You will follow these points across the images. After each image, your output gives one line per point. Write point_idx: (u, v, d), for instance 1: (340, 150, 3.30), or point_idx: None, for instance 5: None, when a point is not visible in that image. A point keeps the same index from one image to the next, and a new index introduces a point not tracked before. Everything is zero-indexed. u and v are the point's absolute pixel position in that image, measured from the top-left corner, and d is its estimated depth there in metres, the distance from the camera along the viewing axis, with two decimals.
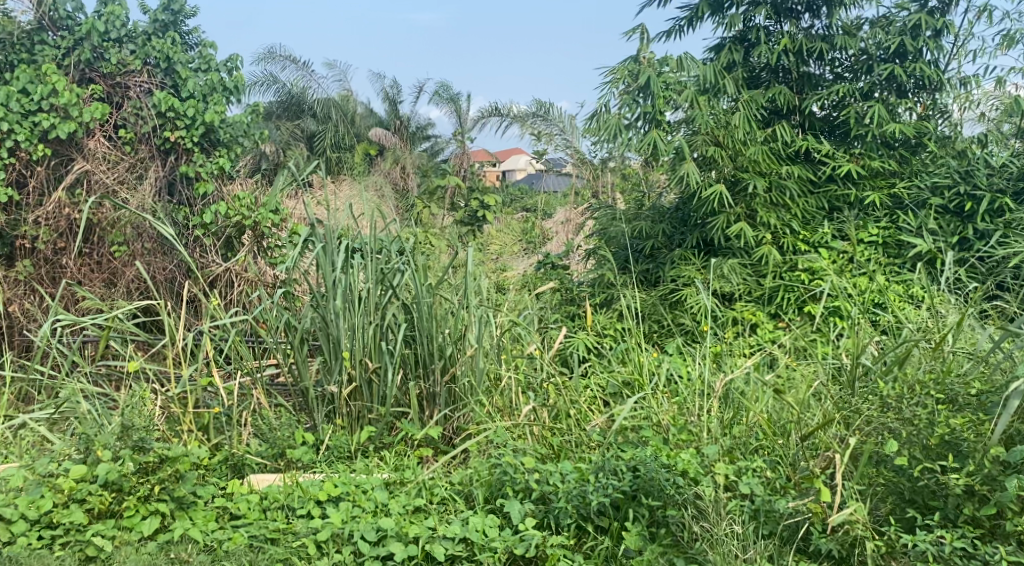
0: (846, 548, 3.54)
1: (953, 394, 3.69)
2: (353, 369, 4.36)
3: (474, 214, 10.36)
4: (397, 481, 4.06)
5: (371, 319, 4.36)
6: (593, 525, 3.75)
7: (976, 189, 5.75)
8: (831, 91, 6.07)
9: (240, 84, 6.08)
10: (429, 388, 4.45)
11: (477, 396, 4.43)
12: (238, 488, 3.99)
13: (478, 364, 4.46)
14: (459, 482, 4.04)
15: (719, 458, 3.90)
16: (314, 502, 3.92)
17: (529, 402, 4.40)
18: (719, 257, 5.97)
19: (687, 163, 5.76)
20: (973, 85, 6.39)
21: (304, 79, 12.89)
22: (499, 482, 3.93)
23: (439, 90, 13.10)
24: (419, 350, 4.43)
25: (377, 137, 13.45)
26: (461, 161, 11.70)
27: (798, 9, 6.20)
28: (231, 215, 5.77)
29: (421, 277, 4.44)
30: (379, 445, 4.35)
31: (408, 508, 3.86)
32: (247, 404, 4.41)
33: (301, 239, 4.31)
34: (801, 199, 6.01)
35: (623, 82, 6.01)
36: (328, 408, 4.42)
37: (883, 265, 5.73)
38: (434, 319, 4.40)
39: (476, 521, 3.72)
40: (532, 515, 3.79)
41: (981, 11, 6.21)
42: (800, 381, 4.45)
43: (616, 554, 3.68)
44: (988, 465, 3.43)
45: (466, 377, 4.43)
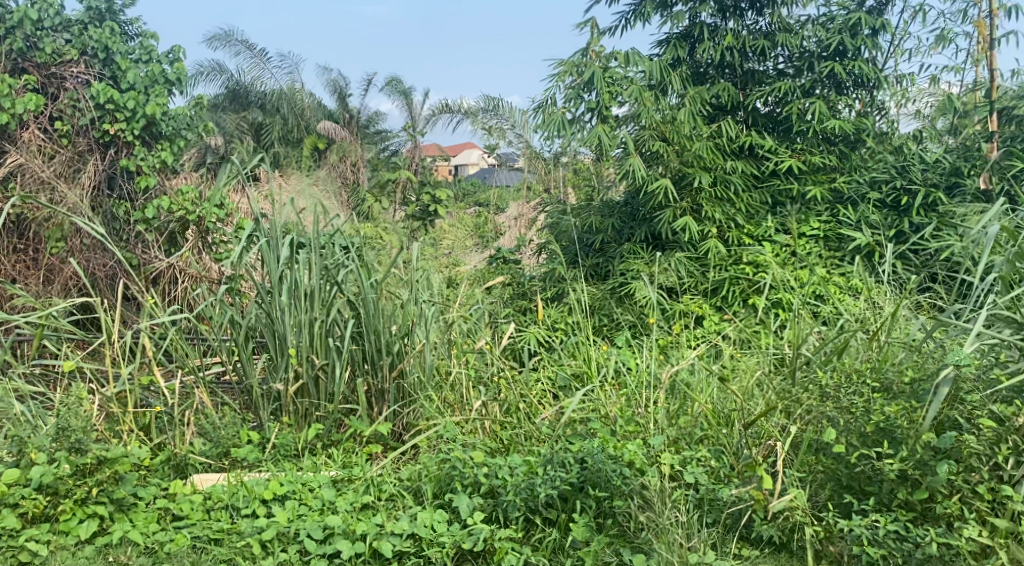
0: (787, 533, 3.69)
1: (888, 383, 3.77)
2: (299, 367, 4.37)
3: (426, 208, 9.83)
4: (345, 478, 4.09)
5: (315, 315, 4.36)
6: (540, 518, 3.81)
7: (912, 183, 5.88)
8: (773, 88, 6.15)
9: (183, 76, 6.05)
10: (377, 384, 4.46)
11: (426, 392, 4.47)
12: (180, 488, 3.95)
13: (427, 358, 4.49)
14: (408, 478, 4.06)
15: (665, 449, 3.98)
16: (259, 501, 3.91)
17: (479, 397, 4.45)
18: (667, 252, 6.06)
19: (633, 158, 5.90)
20: (909, 82, 6.51)
21: (259, 66, 12.88)
22: (448, 477, 3.97)
23: (392, 82, 13.04)
24: (366, 347, 4.43)
25: (326, 131, 12.87)
26: (412, 157, 11.63)
27: (742, 6, 6.31)
28: (174, 209, 5.76)
29: (367, 273, 4.44)
30: (328, 442, 4.37)
31: (356, 506, 3.89)
32: (189, 403, 4.39)
33: (245, 233, 4.31)
34: (745, 194, 6.14)
35: (569, 77, 6.10)
36: (274, 405, 4.44)
37: (824, 258, 5.85)
38: (381, 315, 4.42)
39: (425, 516, 3.76)
40: (481, 508, 3.84)
41: (916, 11, 6.34)
42: (743, 371, 4.57)
43: (564, 546, 3.72)
44: (921, 450, 3.50)
45: (414, 373, 4.47)
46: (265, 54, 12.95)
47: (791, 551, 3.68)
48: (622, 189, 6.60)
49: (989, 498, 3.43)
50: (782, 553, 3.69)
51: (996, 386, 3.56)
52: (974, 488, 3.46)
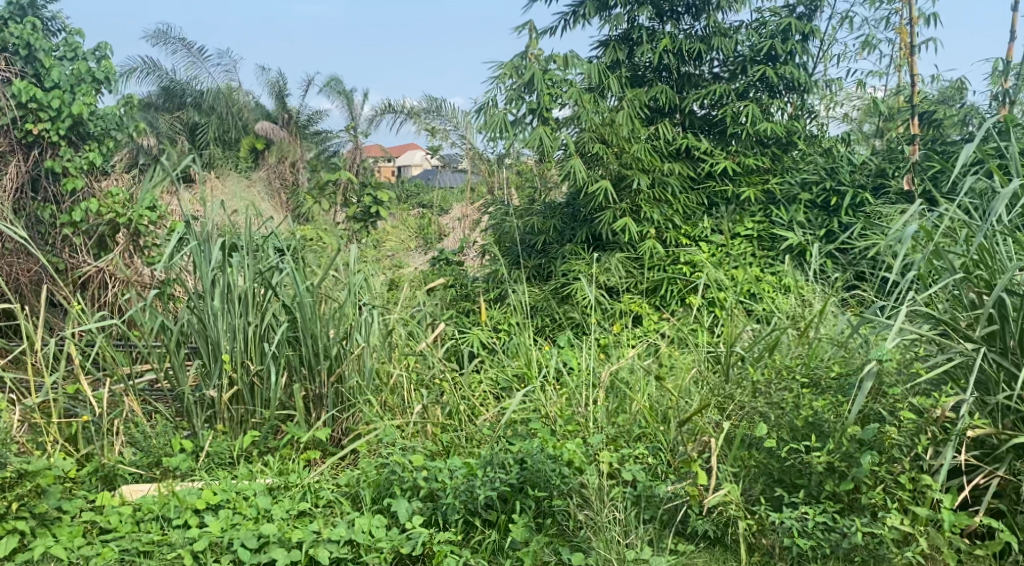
0: (721, 527, 3.80)
1: (816, 377, 3.89)
2: (234, 373, 4.38)
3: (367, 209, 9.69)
4: (281, 485, 4.09)
5: (250, 321, 4.39)
6: (480, 520, 3.86)
7: (841, 184, 6.05)
8: (708, 91, 6.30)
9: (112, 74, 5.92)
10: (315, 390, 4.49)
11: (364, 397, 4.48)
12: (108, 500, 3.95)
13: (365, 363, 4.51)
14: (345, 484, 4.09)
15: (604, 447, 4.03)
16: (191, 511, 3.90)
17: (420, 400, 4.49)
18: (608, 252, 6.13)
19: (574, 159, 5.97)
20: (837, 86, 6.70)
21: (195, 65, 12.78)
22: (386, 482, 4.00)
23: (331, 83, 13.00)
24: (303, 352, 4.45)
25: (264, 131, 12.60)
26: (353, 158, 11.62)
27: (679, 10, 6.42)
28: (103, 211, 5.67)
29: (301, 276, 4.45)
30: (264, 449, 4.37)
31: (292, 513, 3.90)
32: (119, 412, 4.34)
33: (174, 238, 4.30)
34: (682, 195, 6.25)
35: (509, 79, 6.16)
36: (208, 413, 4.43)
37: (757, 257, 5.99)
38: (317, 318, 4.43)
39: (362, 522, 3.77)
40: (420, 513, 3.88)
41: (844, 17, 6.52)
42: (680, 369, 4.68)
43: (503, 547, 3.78)
44: (847, 443, 3.61)
45: (352, 378, 4.50)
46: (202, 53, 12.84)
47: (725, 545, 3.79)
48: (564, 190, 6.68)
49: (911, 488, 3.53)
50: (716, 548, 3.80)
51: (914, 379, 3.66)
52: (897, 478, 3.56)
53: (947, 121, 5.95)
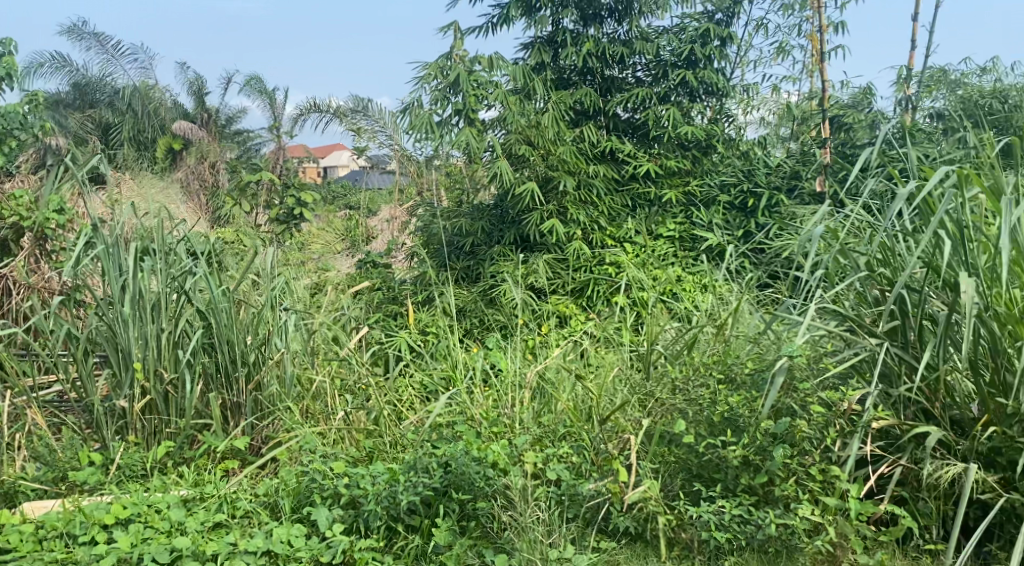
0: (641, 523, 3.86)
1: (732, 374, 3.98)
2: (147, 383, 4.32)
3: (291, 211, 9.29)
4: (196, 497, 4.03)
5: (164, 327, 4.35)
6: (402, 525, 3.87)
7: (757, 186, 6.25)
8: (632, 94, 6.41)
9: (14, 70, 5.82)
10: (233, 399, 4.46)
11: (285, 404, 4.50)
12: (8, 518, 3.82)
13: (285, 370, 4.54)
14: (264, 494, 4.08)
15: (529, 448, 4.08)
16: (99, 526, 3.79)
17: (342, 407, 4.48)
18: (535, 253, 6.20)
19: (501, 161, 6.03)
20: (754, 91, 6.86)
21: (109, 62, 12.57)
22: (306, 490, 3.99)
23: (252, 81, 12.89)
24: (219, 359, 4.41)
25: (181, 130, 12.53)
26: (276, 158, 11.52)
27: (602, 14, 6.53)
28: (6, 214, 5.40)
29: (215, 279, 4.41)
30: (179, 459, 4.33)
31: (208, 525, 3.83)
32: (20, 425, 4.34)
33: (79, 241, 4.24)
34: (607, 197, 6.33)
35: (435, 79, 6.18)
36: (119, 424, 4.36)
37: (679, 257, 6.13)
38: (234, 326, 4.39)
39: (281, 532, 3.74)
40: (341, 520, 3.87)
41: (759, 24, 6.69)
42: (602, 369, 4.77)
43: (426, 552, 3.79)
44: (760, 437, 3.73)
45: (271, 386, 4.50)
46: (116, 49, 12.64)
47: (645, 541, 3.85)
48: (491, 193, 6.73)
49: (820, 479, 3.65)
50: (637, 544, 3.87)
51: (824, 373, 3.78)
52: (808, 470, 3.67)
53: (856, 126, 6.16)
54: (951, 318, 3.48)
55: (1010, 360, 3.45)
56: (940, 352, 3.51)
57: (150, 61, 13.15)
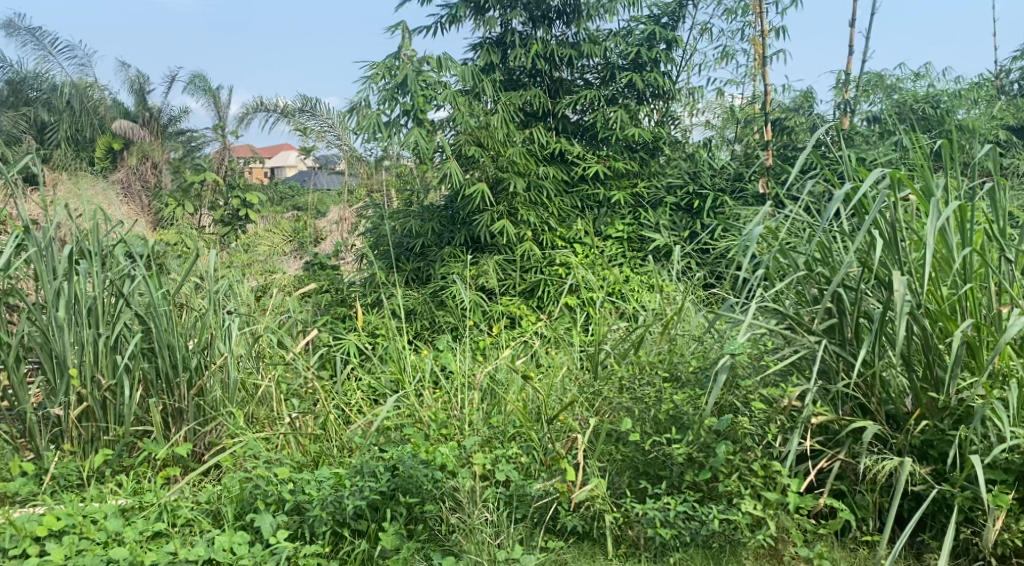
0: (588, 521, 3.90)
1: (676, 373, 4.05)
2: (82, 389, 4.28)
3: (235, 213, 9.39)
4: (134, 506, 4.01)
5: (100, 332, 4.31)
6: (349, 530, 3.84)
7: (703, 188, 6.40)
8: (581, 96, 6.47)
9: None
10: (174, 404, 4.41)
11: (228, 408, 4.45)
12: None
13: (229, 374, 4.51)
14: (206, 502, 4.03)
15: (478, 449, 4.12)
16: (31, 539, 3.73)
17: (288, 413, 4.49)
18: (486, 254, 6.24)
19: (450, 162, 6.05)
20: (699, 95, 6.91)
21: (46, 58, 12.38)
22: (249, 497, 3.97)
23: (196, 80, 12.78)
24: (159, 365, 4.38)
25: (121, 129, 12.19)
26: (220, 158, 11.38)
27: (550, 16, 6.56)
28: None
29: (153, 283, 4.38)
30: (118, 468, 4.30)
31: (146, 534, 3.81)
32: None
33: (13, 242, 4.13)
34: (557, 199, 6.37)
35: (383, 79, 6.15)
36: (53, 432, 4.33)
37: (628, 258, 6.22)
38: (173, 330, 4.37)
39: (222, 539, 3.69)
40: (285, 526, 3.86)
41: (704, 28, 6.78)
42: (550, 369, 4.80)
43: (372, 556, 3.78)
44: (704, 434, 3.79)
45: (213, 391, 4.47)
46: (53, 45, 12.45)
47: (593, 539, 3.89)
48: (442, 193, 6.74)
49: (762, 474, 3.72)
50: (584, 543, 3.90)
51: (764, 370, 3.88)
52: (750, 466, 3.75)
53: (797, 128, 6.37)
54: (885, 315, 3.58)
55: (941, 355, 3.56)
56: (875, 349, 3.60)
57: (90, 59, 12.98)
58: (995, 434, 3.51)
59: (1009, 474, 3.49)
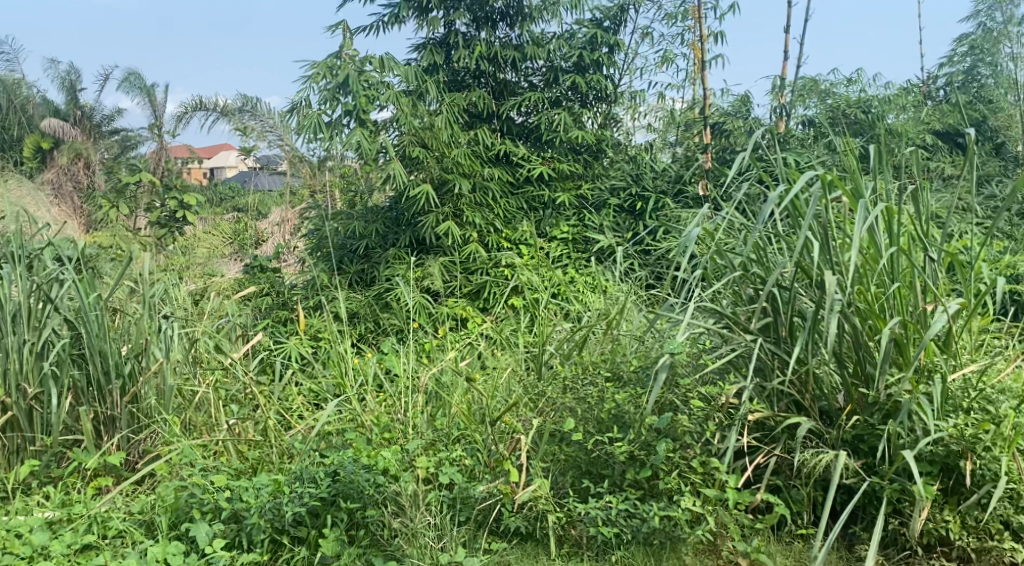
0: (532, 522, 3.91)
1: (619, 372, 4.10)
2: (8, 398, 4.21)
3: (172, 214, 9.08)
4: (61, 519, 3.92)
5: (27, 337, 4.24)
6: (288, 537, 3.82)
7: (645, 190, 6.50)
8: (525, 98, 6.50)
9: None
10: (107, 412, 4.36)
11: (164, 415, 4.41)
12: None
13: (163, 381, 4.44)
14: (139, 512, 3.99)
15: (421, 452, 4.12)
16: None
17: (227, 419, 4.46)
18: (432, 255, 6.22)
19: (395, 162, 6.00)
20: (642, 98, 7.00)
21: None
22: (185, 506, 3.92)
23: (131, 78, 12.58)
24: (90, 372, 4.31)
25: (49, 129, 12.37)
26: (158, 158, 11.11)
27: (494, 17, 6.59)
28: None
29: (84, 287, 4.33)
30: (45, 479, 4.24)
31: (74, 548, 3.75)
32: None
33: None
34: (503, 200, 6.40)
35: (324, 79, 6.07)
36: None
37: (573, 259, 6.25)
38: (105, 336, 4.31)
39: (156, 551, 3.65)
40: (222, 535, 3.81)
41: (645, 32, 6.86)
42: (494, 372, 4.80)
43: (313, 563, 3.77)
44: (645, 432, 3.84)
45: (149, 398, 4.42)
46: None
47: (536, 540, 3.90)
48: (386, 194, 6.74)
49: (701, 471, 3.77)
50: (527, 543, 3.91)
51: (703, 368, 3.95)
52: (690, 463, 3.80)
53: (735, 132, 6.48)
54: (818, 313, 3.66)
55: (870, 352, 3.65)
56: (809, 346, 3.68)
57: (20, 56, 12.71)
58: (922, 428, 3.60)
59: (934, 466, 3.60)
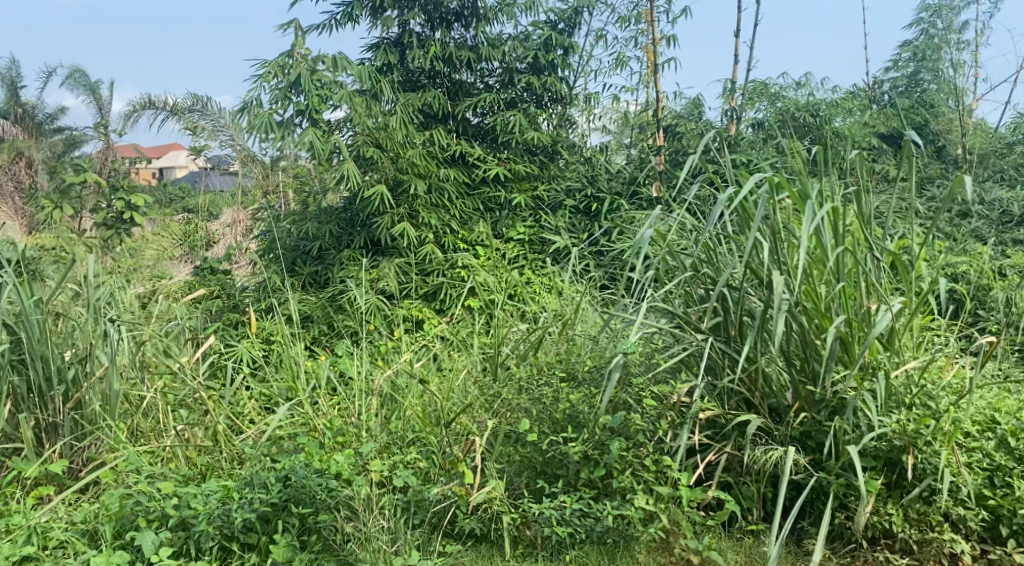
0: (486, 524, 3.89)
1: (573, 371, 4.09)
2: None
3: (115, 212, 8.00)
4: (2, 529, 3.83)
5: None
6: (238, 544, 3.78)
7: (600, 192, 6.52)
8: (480, 99, 6.48)
9: None
10: (49, 419, 4.28)
11: (111, 420, 4.34)
12: None
13: (109, 386, 4.36)
14: (82, 522, 3.90)
15: (375, 455, 4.08)
16: None
17: (176, 425, 4.39)
18: (387, 257, 6.18)
19: (348, 162, 5.95)
20: (596, 100, 7.02)
21: None
22: (130, 515, 3.85)
23: (76, 76, 12.37)
24: (32, 378, 4.24)
25: None
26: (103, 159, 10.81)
27: (449, 18, 6.57)
28: None
29: (25, 291, 4.24)
30: None
31: (14, 559, 3.65)
32: None
33: None
34: (459, 201, 6.37)
35: (275, 78, 6.00)
36: None
37: (529, 260, 6.26)
38: (46, 341, 4.23)
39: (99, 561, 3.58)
40: (169, 543, 3.76)
41: (599, 34, 6.88)
42: (449, 374, 4.77)
43: None
44: (599, 431, 3.84)
45: (93, 404, 4.32)
46: None
47: (491, 541, 3.88)
48: (340, 195, 6.69)
49: (655, 470, 3.76)
50: (482, 544, 3.88)
51: (656, 367, 3.96)
52: (643, 461, 3.78)
53: (687, 135, 6.55)
54: (766, 312, 3.69)
55: (817, 350, 3.69)
56: (757, 345, 3.70)
57: None
58: (866, 424, 3.66)
59: (878, 460, 3.65)
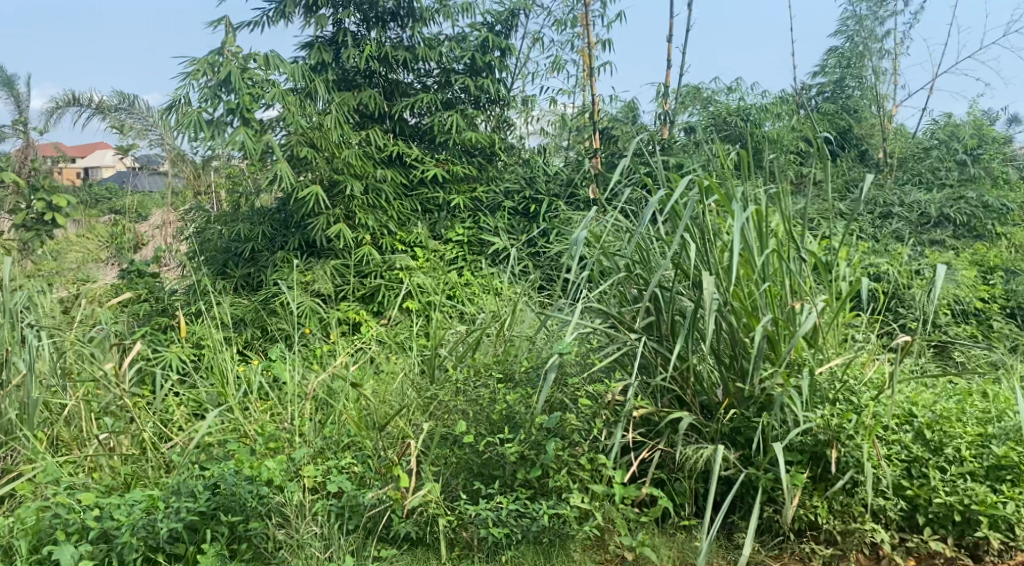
0: (422, 527, 3.83)
1: (509, 373, 4.06)
2: None
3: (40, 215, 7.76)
4: None
5: None
6: (164, 554, 3.69)
7: (539, 193, 6.48)
8: (417, 99, 6.43)
9: None
10: None
11: (30, 429, 4.21)
12: None
13: (27, 395, 4.20)
14: None
15: (308, 461, 4.00)
16: None
17: (100, 432, 4.25)
18: (322, 259, 6.09)
19: (281, 162, 5.85)
20: (534, 102, 7.01)
21: None
22: (48, 529, 3.75)
23: None
24: None
25: None
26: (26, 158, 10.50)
27: (384, 18, 6.50)
28: None
29: None
30: None
31: None
32: None
33: None
34: (396, 202, 6.30)
35: (203, 76, 5.87)
36: None
37: (467, 261, 6.22)
38: None
39: None
40: (89, 557, 3.64)
41: (537, 35, 6.86)
42: (384, 377, 4.71)
43: None
44: (535, 432, 3.81)
45: (10, 412, 4.18)
46: None
47: (427, 544, 3.82)
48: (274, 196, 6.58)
49: (589, 468, 3.76)
50: (417, 548, 3.83)
51: (591, 366, 3.95)
52: (578, 460, 3.78)
53: (623, 137, 6.58)
54: (697, 311, 3.70)
55: (745, 347, 3.70)
56: (688, 344, 3.72)
57: None
58: (792, 420, 3.69)
59: (803, 454, 3.70)
